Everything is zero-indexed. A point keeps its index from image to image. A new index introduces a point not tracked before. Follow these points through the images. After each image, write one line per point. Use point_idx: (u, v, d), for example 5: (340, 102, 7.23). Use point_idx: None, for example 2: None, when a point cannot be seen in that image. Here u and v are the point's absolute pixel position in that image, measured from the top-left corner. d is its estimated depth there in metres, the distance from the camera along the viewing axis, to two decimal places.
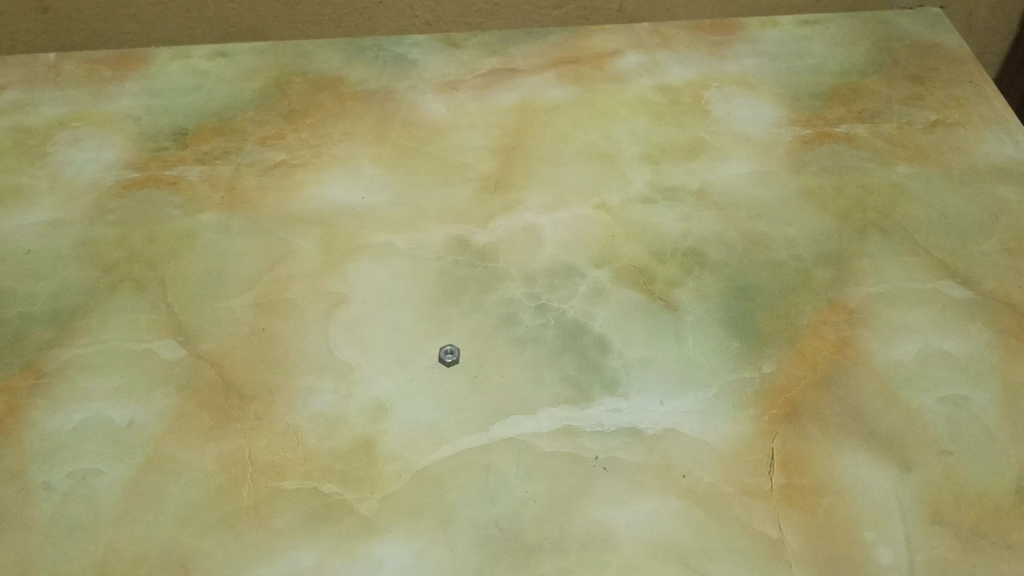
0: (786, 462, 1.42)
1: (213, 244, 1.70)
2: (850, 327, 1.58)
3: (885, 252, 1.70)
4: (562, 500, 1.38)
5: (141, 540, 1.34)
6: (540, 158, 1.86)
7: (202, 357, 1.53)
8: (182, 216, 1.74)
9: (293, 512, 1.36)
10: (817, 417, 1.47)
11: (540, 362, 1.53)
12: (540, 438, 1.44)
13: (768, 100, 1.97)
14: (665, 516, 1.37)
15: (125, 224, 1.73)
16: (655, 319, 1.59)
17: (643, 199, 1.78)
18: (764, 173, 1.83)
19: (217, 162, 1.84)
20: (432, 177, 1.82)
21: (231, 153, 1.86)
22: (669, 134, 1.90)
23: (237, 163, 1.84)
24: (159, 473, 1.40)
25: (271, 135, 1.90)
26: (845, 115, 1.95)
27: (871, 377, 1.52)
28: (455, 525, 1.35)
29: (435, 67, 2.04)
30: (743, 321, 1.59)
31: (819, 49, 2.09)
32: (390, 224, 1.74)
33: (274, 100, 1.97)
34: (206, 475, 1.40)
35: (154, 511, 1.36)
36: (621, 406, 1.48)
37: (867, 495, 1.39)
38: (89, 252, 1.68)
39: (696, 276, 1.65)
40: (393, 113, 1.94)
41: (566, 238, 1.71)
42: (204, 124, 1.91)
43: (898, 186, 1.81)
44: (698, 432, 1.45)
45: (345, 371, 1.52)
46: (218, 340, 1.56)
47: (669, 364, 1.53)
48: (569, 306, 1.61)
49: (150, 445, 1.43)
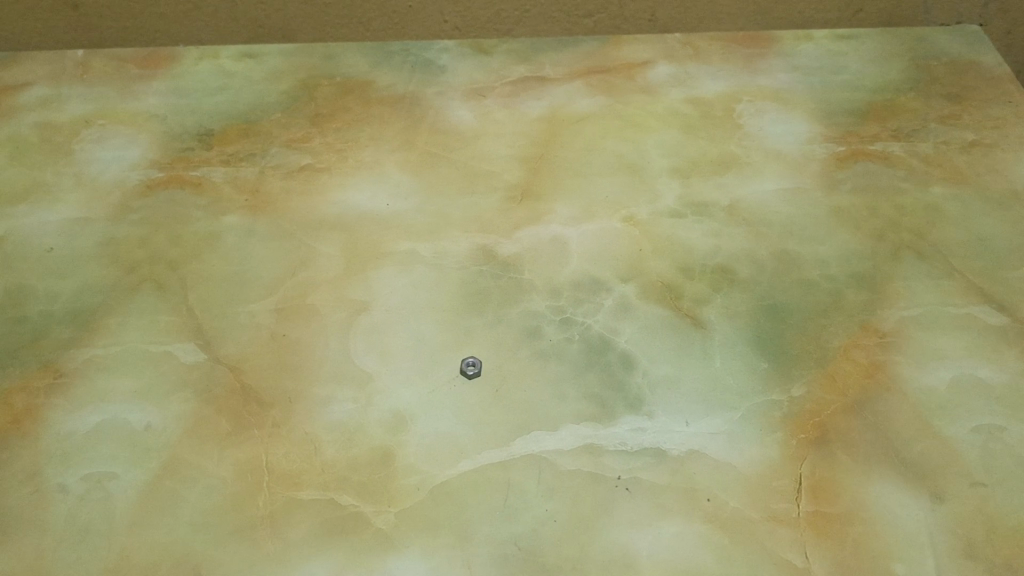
0: (814, 489, 1.39)
1: (237, 248, 1.69)
2: (880, 351, 1.55)
3: (917, 275, 1.67)
4: (583, 521, 1.35)
5: (154, 546, 1.32)
6: (568, 169, 1.84)
7: (222, 361, 1.53)
8: (206, 218, 1.74)
9: (309, 524, 1.34)
10: (844, 443, 1.44)
11: (563, 377, 1.51)
12: (561, 455, 1.42)
13: (800, 115, 1.95)
14: (687, 539, 1.34)
15: (148, 225, 1.73)
16: (681, 337, 1.57)
17: (671, 213, 1.76)
18: (795, 190, 1.80)
19: (242, 164, 1.84)
20: (459, 186, 1.81)
21: (257, 155, 1.85)
22: (699, 147, 1.88)
23: (263, 165, 1.84)
24: (174, 478, 1.39)
25: (298, 139, 1.89)
26: (879, 133, 1.92)
27: (901, 403, 1.49)
28: (473, 542, 1.33)
29: (465, 73, 2.03)
30: (769, 342, 1.56)
31: (854, 65, 2.06)
32: (415, 232, 1.72)
33: (303, 103, 1.96)
34: (222, 482, 1.39)
35: (168, 517, 1.35)
36: (644, 425, 1.45)
37: (897, 525, 1.35)
38: (111, 252, 1.68)
39: (724, 294, 1.63)
40: (422, 119, 1.93)
41: (592, 251, 1.69)
42: (231, 126, 1.91)
43: (932, 207, 1.78)
44: (722, 455, 1.42)
45: (366, 381, 1.51)
46: (239, 345, 1.55)
47: (694, 383, 1.51)
48: (593, 320, 1.59)
49: (166, 449, 1.42)
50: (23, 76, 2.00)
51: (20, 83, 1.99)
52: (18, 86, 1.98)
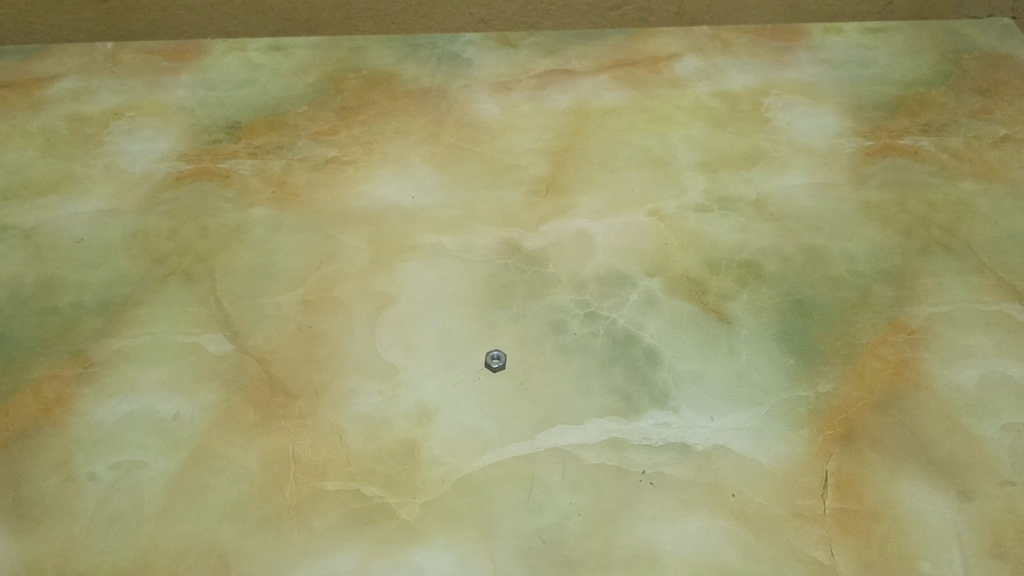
0: (841, 486, 1.38)
1: (259, 240, 1.70)
2: (908, 349, 1.54)
3: (946, 272, 1.65)
4: (608, 516, 1.35)
5: (169, 533, 1.34)
6: (591, 161, 1.84)
7: (237, 353, 1.54)
8: (232, 210, 1.75)
9: (333, 517, 1.35)
10: (870, 440, 1.43)
11: (587, 372, 1.51)
12: (586, 449, 1.42)
13: (834, 109, 1.93)
14: (712, 535, 1.33)
15: (172, 216, 1.74)
16: (706, 333, 1.56)
17: (697, 206, 1.76)
18: (825, 184, 1.79)
19: (262, 158, 1.84)
20: (485, 179, 1.81)
21: (282, 148, 1.86)
22: (728, 141, 1.87)
23: (285, 159, 1.84)
24: (195, 467, 1.41)
25: (317, 132, 1.89)
26: (910, 126, 1.90)
27: (929, 402, 1.47)
28: (497, 536, 1.33)
29: (489, 63, 2.04)
30: (796, 338, 1.55)
31: (887, 59, 2.04)
32: (441, 225, 1.73)
33: (321, 98, 1.97)
34: (228, 479, 1.39)
35: (191, 505, 1.36)
36: (669, 420, 1.45)
37: (924, 525, 1.34)
38: (133, 242, 1.70)
39: (751, 289, 1.62)
40: (447, 113, 1.93)
41: (615, 247, 1.69)
42: (258, 118, 1.92)
43: (962, 204, 1.75)
44: (748, 451, 1.41)
45: (393, 375, 1.51)
46: (258, 337, 1.56)
47: (721, 381, 1.50)
48: (619, 315, 1.59)
49: (191, 437, 1.44)
50: (53, 69, 2.02)
51: (49, 75, 2.01)
52: (48, 78, 2.00)
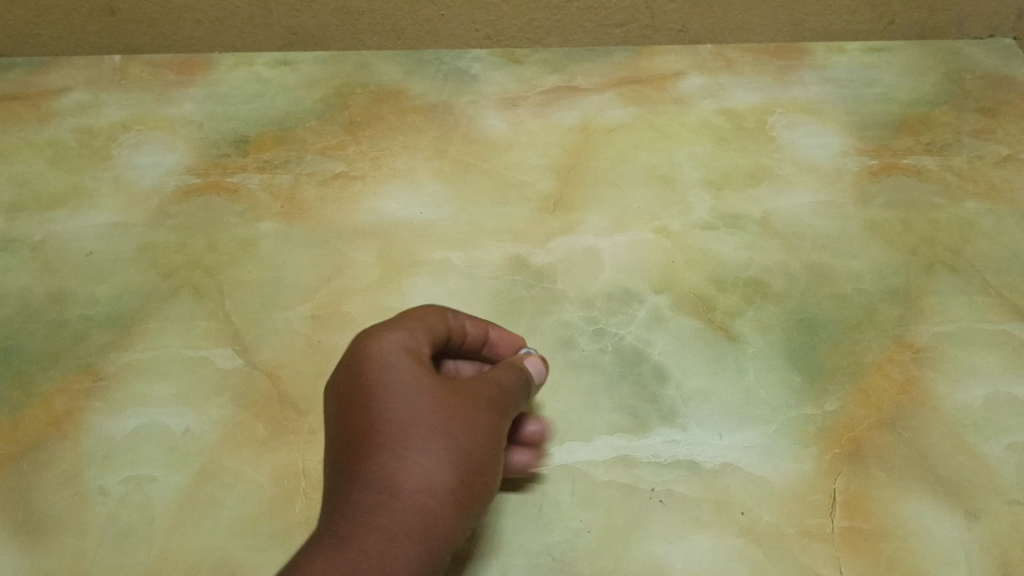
0: (849, 505, 0.98)
1: (177, 220, 1.31)
2: (975, 355, 1.12)
3: (952, 289, 1.20)
4: (616, 527, 0.97)
5: (45, 521, 0.98)
6: (603, 181, 1.35)
7: (150, 354, 1.13)
8: (115, 189, 1.36)
9: (220, 527, 0.98)
10: (923, 465, 1.01)
11: (590, 391, 1.09)
12: (591, 470, 1.02)
13: (864, 99, 1.48)
14: (727, 552, 0.95)
15: (60, 179, 1.37)
16: (721, 346, 1.13)
17: (704, 223, 1.29)
18: (836, 204, 1.31)
19: (194, 146, 1.42)
20: (461, 138, 1.42)
21: (201, 128, 1.45)
22: (734, 160, 1.38)
23: (231, 139, 1.42)
24: (33, 466, 1.02)
25: (298, 129, 1.44)
26: (912, 141, 1.41)
27: (937, 420, 1.06)
28: (478, 550, 0.95)
29: (470, 53, 1.56)
30: (812, 351, 1.12)
31: (910, 45, 1.57)
32: (425, 210, 1.31)
33: (301, 81, 1.52)
34: (169, 452, 1.04)
35: (45, 473, 1.02)
36: (679, 436, 1.04)
37: (932, 548, 0.95)
38: (8, 207, 1.33)
39: (762, 305, 1.18)
40: (415, 115, 1.47)
41: (630, 264, 1.23)
42: (165, 72, 1.54)
43: (979, 162, 1.38)
44: (759, 471, 1.01)
45: (209, 396, 1.09)
46: (165, 340, 1.15)
47: (732, 402, 1.07)
48: (630, 331, 1.15)
49: (35, 412, 1.07)
50: None
51: None
52: None
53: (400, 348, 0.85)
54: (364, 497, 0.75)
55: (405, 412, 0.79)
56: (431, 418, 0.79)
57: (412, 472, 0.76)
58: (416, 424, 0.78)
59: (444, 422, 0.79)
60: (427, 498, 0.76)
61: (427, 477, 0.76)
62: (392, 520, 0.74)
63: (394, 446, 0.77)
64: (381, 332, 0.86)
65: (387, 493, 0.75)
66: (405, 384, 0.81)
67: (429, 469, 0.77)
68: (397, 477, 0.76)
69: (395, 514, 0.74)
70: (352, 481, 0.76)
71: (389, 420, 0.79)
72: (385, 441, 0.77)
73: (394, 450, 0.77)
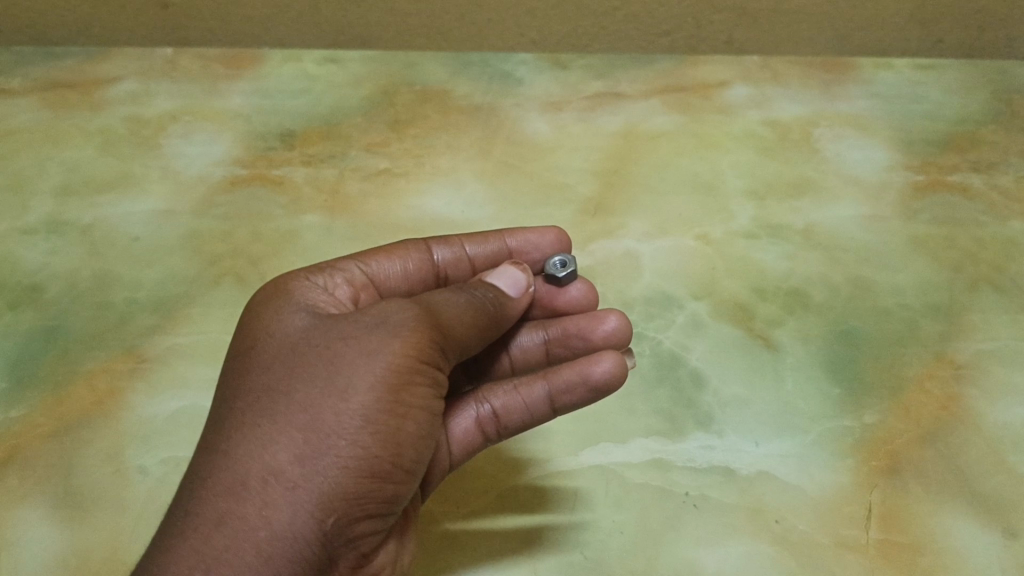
0: (885, 519, 0.97)
1: (223, 210, 1.32)
2: (1018, 375, 1.11)
3: (995, 307, 1.19)
4: (648, 530, 0.97)
5: (86, 495, 0.99)
6: (645, 187, 1.35)
7: (193, 339, 1.15)
8: (163, 176, 1.38)
9: None
10: (961, 482, 1.00)
11: (626, 396, 1.09)
12: (626, 472, 1.02)
13: (911, 116, 1.47)
14: (760, 560, 0.94)
15: (110, 166, 1.40)
16: (758, 355, 1.12)
17: (746, 232, 1.28)
18: (879, 219, 1.30)
19: (241, 138, 1.44)
20: (505, 140, 1.43)
21: (248, 121, 1.47)
22: (778, 171, 1.38)
23: (278, 133, 1.44)
24: (75, 442, 1.04)
25: (344, 126, 1.46)
26: (958, 159, 1.40)
27: (977, 439, 1.04)
28: (513, 551, 0.96)
29: (516, 57, 1.57)
30: (851, 365, 1.11)
31: (958, 63, 1.56)
32: (467, 209, 1.32)
33: (348, 79, 1.54)
34: None
35: (86, 450, 1.03)
36: (714, 442, 1.04)
37: (968, 565, 0.94)
38: (59, 192, 1.36)
39: (801, 316, 1.17)
40: (460, 115, 1.48)
41: (669, 269, 1.23)
42: (216, 66, 1.56)
43: None
44: (795, 480, 1.00)
45: None
46: (207, 326, 1.16)
47: (769, 410, 1.07)
48: (667, 336, 1.15)
49: (79, 391, 1.09)
50: None
51: None
52: None
53: (292, 326, 0.82)
54: (198, 500, 0.72)
55: (260, 404, 0.76)
56: (287, 412, 0.74)
57: (244, 478, 0.72)
58: (269, 418, 0.74)
59: (306, 393, 0.75)
60: (269, 489, 0.71)
61: (260, 483, 0.71)
62: (223, 524, 0.70)
63: (234, 453, 0.73)
64: (284, 307, 0.84)
65: (223, 493, 0.72)
66: (276, 369, 0.78)
67: (270, 462, 0.72)
68: (228, 484, 0.72)
69: (229, 516, 0.71)
70: (192, 480, 0.74)
71: (240, 417, 0.75)
72: (231, 441, 0.74)
73: (241, 440, 0.74)
